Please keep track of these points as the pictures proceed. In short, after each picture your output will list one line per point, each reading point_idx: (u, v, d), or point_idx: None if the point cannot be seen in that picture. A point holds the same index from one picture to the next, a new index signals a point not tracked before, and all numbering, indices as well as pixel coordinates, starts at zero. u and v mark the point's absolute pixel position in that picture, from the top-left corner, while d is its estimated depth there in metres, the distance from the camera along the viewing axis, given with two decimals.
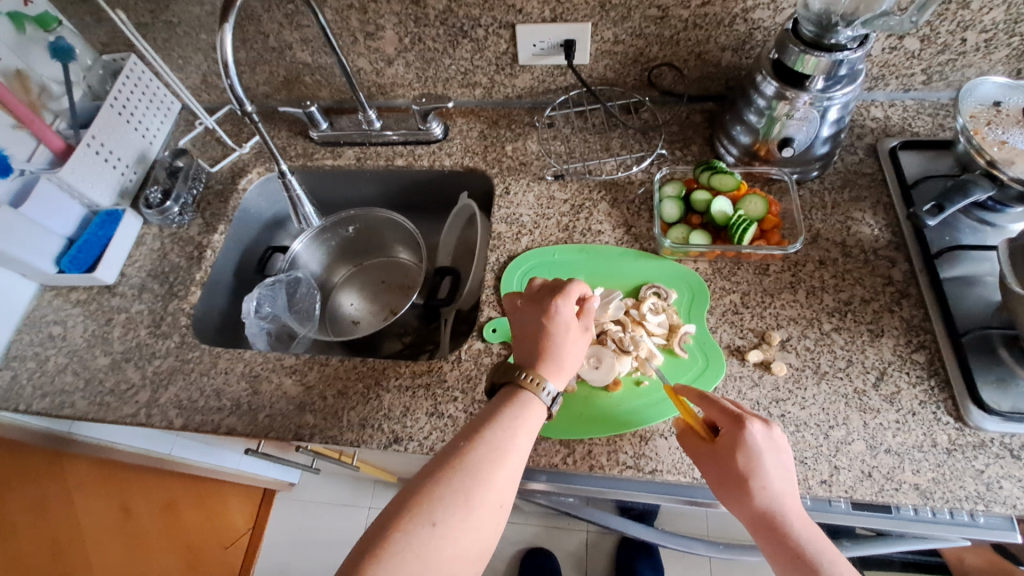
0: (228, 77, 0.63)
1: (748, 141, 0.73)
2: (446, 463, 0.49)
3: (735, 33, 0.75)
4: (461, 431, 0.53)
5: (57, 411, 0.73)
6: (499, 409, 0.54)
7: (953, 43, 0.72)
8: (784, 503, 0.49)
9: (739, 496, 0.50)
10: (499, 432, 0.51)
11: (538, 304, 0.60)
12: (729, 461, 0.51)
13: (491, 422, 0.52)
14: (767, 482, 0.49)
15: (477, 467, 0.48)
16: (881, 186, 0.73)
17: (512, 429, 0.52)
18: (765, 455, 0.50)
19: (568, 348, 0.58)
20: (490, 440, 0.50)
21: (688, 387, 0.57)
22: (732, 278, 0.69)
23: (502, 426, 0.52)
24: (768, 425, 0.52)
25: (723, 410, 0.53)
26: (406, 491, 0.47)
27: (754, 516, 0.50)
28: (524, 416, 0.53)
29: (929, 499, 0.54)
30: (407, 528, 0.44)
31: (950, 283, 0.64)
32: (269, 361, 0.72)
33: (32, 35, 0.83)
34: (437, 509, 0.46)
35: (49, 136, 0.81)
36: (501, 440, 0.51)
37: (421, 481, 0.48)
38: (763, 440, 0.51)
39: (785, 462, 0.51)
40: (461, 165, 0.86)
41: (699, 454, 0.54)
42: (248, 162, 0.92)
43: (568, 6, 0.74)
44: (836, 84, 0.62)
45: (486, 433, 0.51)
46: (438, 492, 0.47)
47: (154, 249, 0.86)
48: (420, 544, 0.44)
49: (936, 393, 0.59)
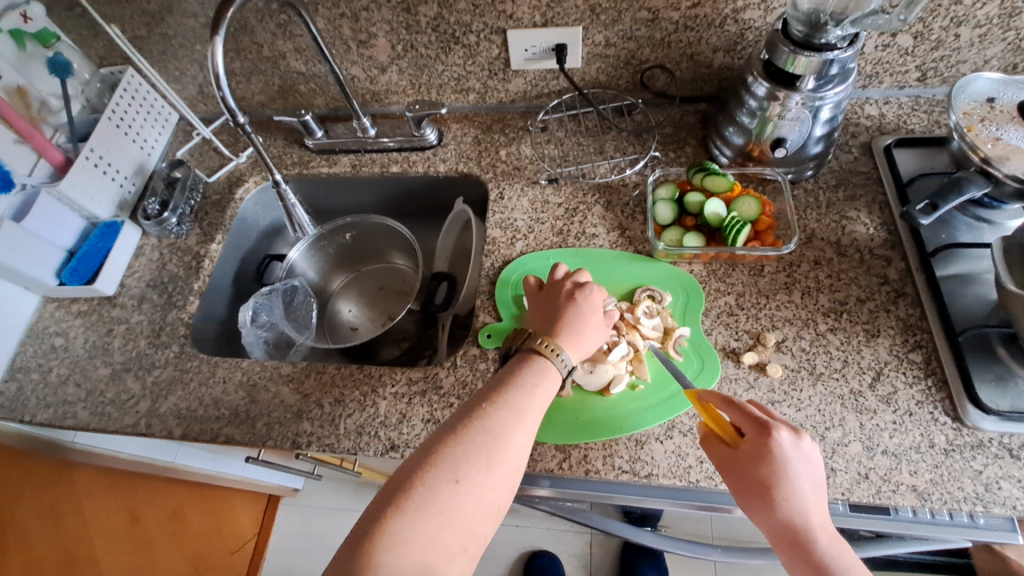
0: (220, 89, 0.64)
1: (741, 142, 0.73)
2: (463, 424, 0.49)
3: (726, 34, 0.75)
4: (476, 394, 0.53)
5: (59, 422, 0.74)
6: (514, 374, 0.54)
7: (947, 39, 0.71)
8: (809, 511, 0.48)
9: (763, 508, 0.49)
10: (519, 395, 0.52)
11: (566, 287, 0.63)
12: (755, 469, 0.50)
13: (510, 387, 0.52)
14: (792, 494, 0.48)
15: (496, 428, 0.49)
16: (876, 185, 0.72)
17: (529, 394, 0.52)
18: (792, 465, 0.49)
19: (591, 330, 0.59)
20: (508, 404, 0.51)
21: (713, 392, 0.55)
22: (727, 280, 0.68)
23: (520, 391, 0.52)
24: (797, 434, 0.51)
25: (749, 416, 0.52)
26: (425, 449, 0.48)
27: (777, 529, 0.49)
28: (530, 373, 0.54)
29: (927, 500, 0.53)
30: (430, 483, 0.44)
31: (946, 282, 0.63)
32: (267, 370, 0.72)
33: (32, 52, 0.84)
34: (457, 465, 0.46)
35: (50, 150, 0.82)
36: (520, 403, 0.51)
37: (439, 439, 0.48)
38: (791, 449, 0.50)
39: (813, 472, 0.50)
40: (456, 171, 0.86)
41: (722, 460, 0.52)
42: (245, 171, 0.93)
43: (559, 11, 0.74)
44: (827, 84, 0.62)
45: (505, 397, 0.51)
46: (460, 449, 0.47)
47: (153, 259, 0.86)
48: (442, 499, 0.44)
49: (933, 393, 0.58)
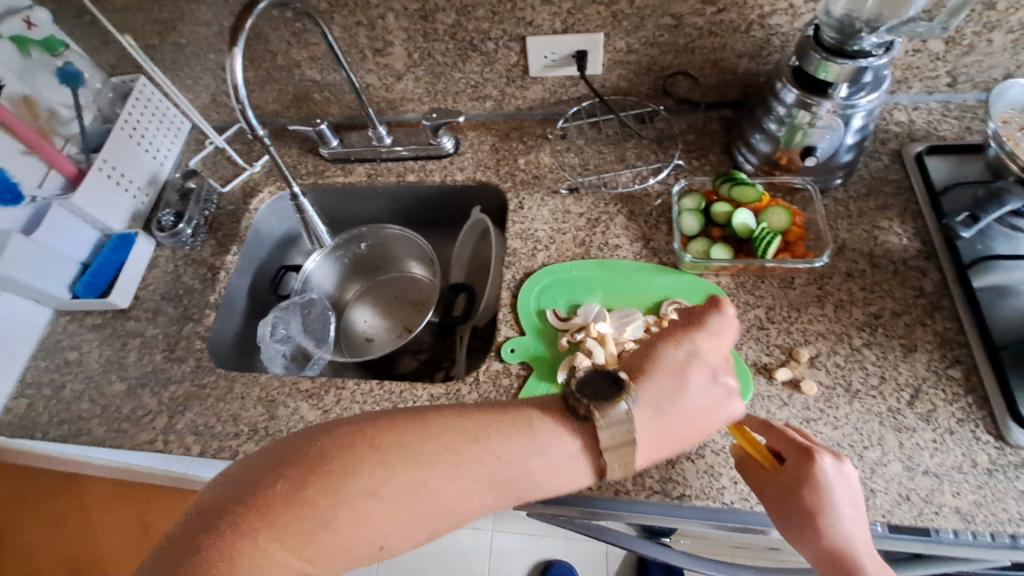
0: (238, 101, 0.63)
1: (768, 150, 0.71)
2: (429, 483, 0.39)
3: (752, 39, 0.73)
4: (465, 438, 0.41)
5: (73, 439, 0.73)
6: (517, 449, 0.42)
7: (979, 44, 0.70)
8: (851, 538, 0.47)
9: (807, 536, 0.48)
10: (507, 483, 0.42)
11: (726, 389, 0.47)
12: (799, 498, 0.48)
13: (508, 470, 0.41)
14: (837, 521, 0.47)
15: (454, 512, 0.41)
16: (907, 193, 0.71)
17: (516, 485, 0.42)
18: (836, 491, 0.48)
19: (682, 437, 0.46)
20: (486, 485, 0.41)
21: (750, 415, 0.54)
22: (756, 292, 0.67)
23: (513, 480, 0.42)
24: (839, 460, 0.49)
25: (791, 440, 0.51)
26: (372, 475, 0.38)
27: (821, 556, 0.48)
28: (535, 450, 0.42)
29: (971, 522, 0.52)
30: (352, 526, 0.37)
31: (984, 294, 0.62)
32: (286, 385, 0.71)
33: (39, 59, 0.83)
34: (390, 525, 0.38)
35: (60, 161, 0.82)
36: (499, 493, 0.42)
37: (393, 475, 0.39)
38: (835, 476, 0.48)
39: (856, 498, 0.48)
40: (473, 180, 0.84)
41: (762, 487, 0.51)
42: (260, 181, 0.92)
43: (580, 17, 0.73)
44: (859, 91, 0.60)
45: (491, 479, 0.41)
46: (405, 518, 0.39)
47: (167, 271, 0.85)
48: (352, 554, 0.38)
49: (974, 411, 0.57)
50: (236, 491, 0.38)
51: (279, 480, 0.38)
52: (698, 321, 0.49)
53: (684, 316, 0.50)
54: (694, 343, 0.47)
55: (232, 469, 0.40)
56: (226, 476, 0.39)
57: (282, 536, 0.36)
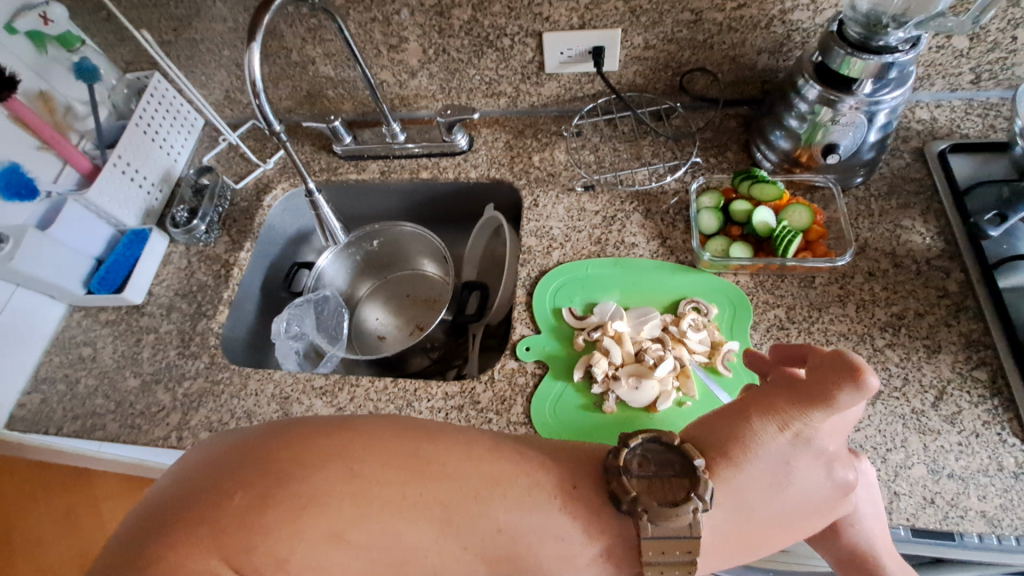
0: (256, 96, 0.62)
1: (788, 147, 0.70)
2: (406, 536, 0.35)
3: (773, 36, 0.72)
4: (464, 496, 0.37)
5: (88, 434, 0.73)
6: (521, 519, 0.37)
7: (1004, 41, 0.68)
8: (872, 537, 0.46)
9: (827, 536, 0.46)
10: (493, 551, 0.37)
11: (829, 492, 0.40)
12: None
13: (500, 535, 0.37)
14: (856, 520, 0.45)
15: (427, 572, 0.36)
16: (930, 192, 0.69)
17: (503, 554, 0.37)
18: (855, 494, 0.45)
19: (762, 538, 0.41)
20: (476, 554, 0.37)
21: None
22: (776, 291, 0.66)
23: (501, 549, 0.37)
24: (860, 458, 0.47)
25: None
26: (346, 515, 0.34)
27: (840, 554, 0.46)
28: (547, 527, 0.38)
29: (997, 527, 0.51)
30: (311, 568, 0.33)
31: (1010, 294, 0.60)
32: (300, 382, 0.71)
33: (54, 55, 0.83)
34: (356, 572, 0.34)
35: (77, 157, 0.82)
36: (484, 561, 0.37)
37: (372, 520, 0.35)
38: (855, 474, 0.46)
39: (868, 491, 0.46)
40: (488, 177, 0.84)
41: None
42: (273, 178, 0.91)
43: (598, 12, 0.72)
44: (884, 87, 0.59)
45: (479, 544, 0.37)
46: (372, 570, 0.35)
47: (181, 268, 0.85)
48: None
49: (1000, 413, 0.56)
50: (192, 491, 0.34)
51: (242, 491, 0.34)
52: (823, 399, 0.37)
53: (806, 380, 0.38)
54: (809, 427, 0.38)
55: (196, 461, 0.36)
56: (185, 470, 0.36)
57: (231, 562, 0.32)
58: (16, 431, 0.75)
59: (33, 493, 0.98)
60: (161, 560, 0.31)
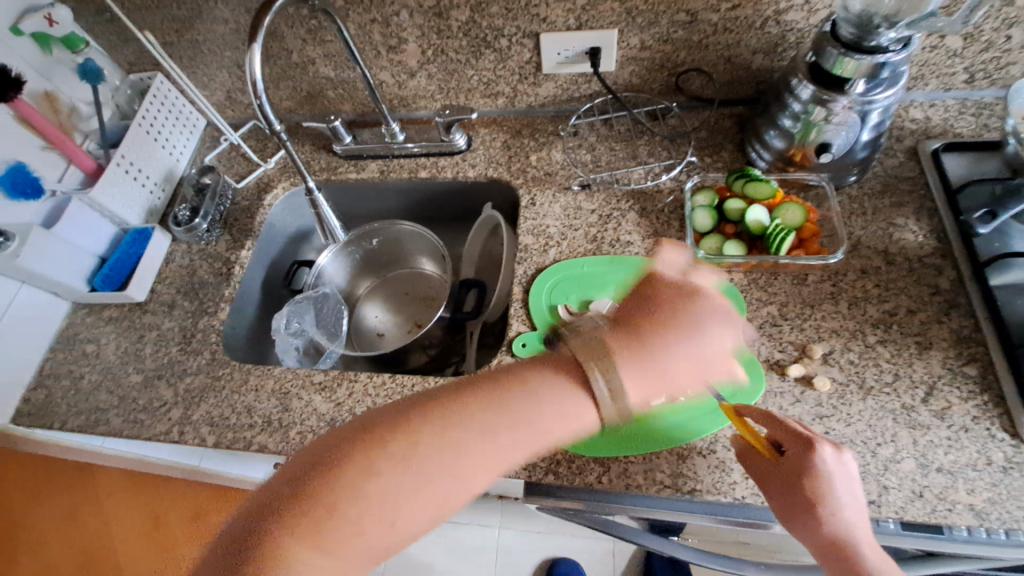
0: (256, 97, 0.63)
1: (782, 146, 0.71)
2: (438, 436, 0.43)
3: (767, 36, 0.73)
4: (473, 419, 0.44)
5: (91, 428, 0.74)
6: (522, 410, 0.45)
7: (997, 41, 0.69)
8: (852, 527, 0.48)
9: (807, 521, 0.49)
10: (512, 417, 0.45)
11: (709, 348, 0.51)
12: (799, 485, 0.49)
13: (505, 403, 0.45)
14: (837, 508, 0.49)
15: (469, 452, 0.43)
16: (923, 190, 0.70)
17: (524, 421, 0.45)
18: (835, 480, 0.49)
19: (660, 372, 0.48)
20: (497, 428, 0.44)
21: (756, 406, 0.54)
22: (769, 288, 0.67)
23: (515, 414, 0.45)
24: (839, 451, 0.51)
25: (793, 431, 0.52)
26: (385, 441, 0.42)
27: (820, 543, 0.49)
28: (538, 414, 0.45)
29: (985, 520, 0.51)
30: (379, 490, 0.41)
31: (1001, 291, 0.61)
32: (299, 378, 0.72)
33: (59, 57, 0.85)
34: (416, 507, 0.41)
35: (81, 157, 0.83)
36: (507, 426, 0.45)
37: (407, 462, 0.42)
38: (834, 466, 0.50)
39: (854, 487, 0.50)
40: (485, 176, 0.85)
41: (764, 475, 0.52)
42: (274, 177, 0.93)
43: (594, 13, 0.73)
44: (877, 87, 0.60)
45: (494, 417, 0.44)
46: (422, 469, 0.42)
47: (183, 265, 0.87)
48: (387, 516, 0.40)
49: (990, 408, 0.56)
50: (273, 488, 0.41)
51: (308, 467, 0.42)
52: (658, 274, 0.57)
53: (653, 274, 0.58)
54: (655, 287, 0.56)
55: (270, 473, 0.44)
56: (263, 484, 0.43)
57: (315, 509, 0.39)
58: (22, 426, 0.76)
59: (37, 491, 1.01)
60: (266, 537, 0.38)
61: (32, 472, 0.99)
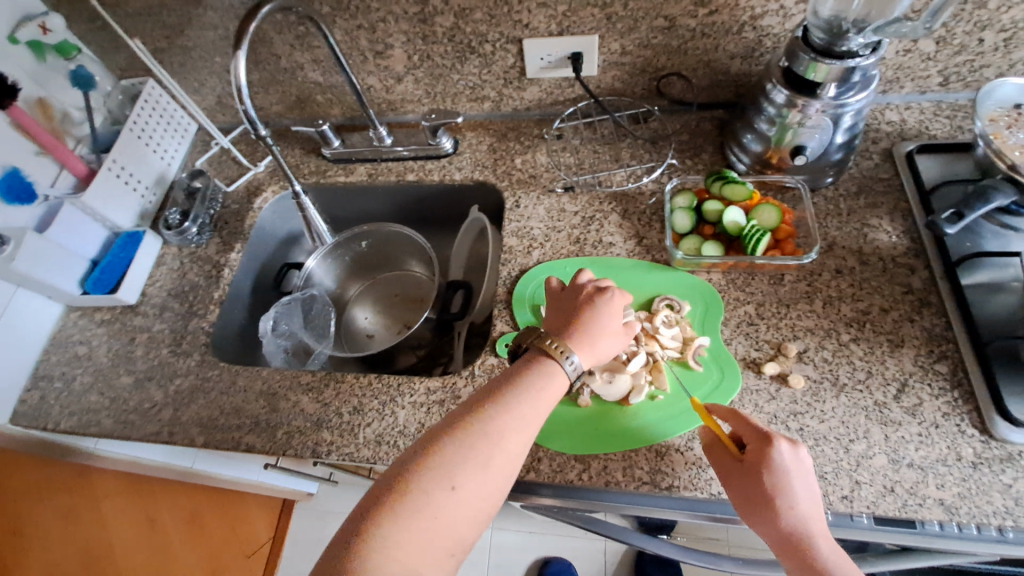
0: (241, 102, 0.65)
1: (759, 149, 0.72)
2: (466, 424, 0.49)
3: (744, 41, 0.74)
4: (501, 411, 0.50)
5: (83, 429, 0.75)
6: (530, 388, 0.53)
7: (970, 44, 0.70)
8: (808, 521, 0.50)
9: (766, 517, 0.50)
10: (523, 399, 0.52)
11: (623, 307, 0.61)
12: (755, 479, 0.51)
13: (515, 390, 0.52)
14: (794, 504, 0.50)
15: (497, 433, 0.49)
16: (898, 192, 0.72)
17: (533, 399, 0.52)
18: (792, 475, 0.50)
19: (606, 333, 0.58)
20: (513, 409, 0.50)
21: (719, 404, 0.57)
22: (746, 288, 0.68)
23: (524, 395, 0.52)
24: (796, 446, 0.52)
25: (752, 427, 0.54)
26: (423, 445, 0.48)
27: (778, 538, 0.50)
28: (546, 389, 0.53)
29: (955, 515, 0.52)
30: (426, 483, 0.45)
31: (972, 290, 0.62)
32: (287, 379, 0.73)
33: (53, 64, 0.86)
34: (477, 498, 0.46)
35: (72, 162, 0.84)
36: (521, 405, 0.51)
37: (461, 460, 0.46)
38: (791, 460, 0.51)
39: (811, 483, 0.51)
40: (471, 179, 0.86)
41: (725, 470, 0.54)
42: (264, 181, 0.94)
43: (575, 19, 0.74)
44: (849, 91, 0.61)
45: (509, 401, 0.51)
46: (459, 454, 0.47)
47: (174, 269, 0.88)
48: (436, 505, 0.44)
49: (960, 405, 0.58)
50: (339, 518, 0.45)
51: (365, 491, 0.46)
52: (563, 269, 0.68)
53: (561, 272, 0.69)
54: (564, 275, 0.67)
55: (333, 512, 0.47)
56: None
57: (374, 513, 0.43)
58: (18, 426, 0.77)
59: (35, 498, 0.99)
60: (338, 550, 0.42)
61: (24, 489, 0.95)
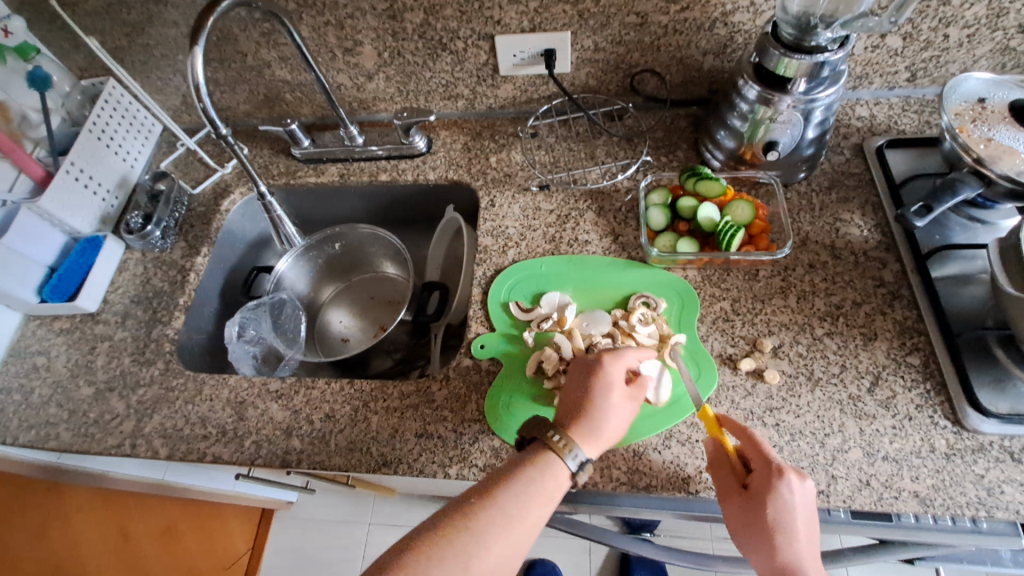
0: (200, 100, 0.62)
1: (732, 146, 0.72)
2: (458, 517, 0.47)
3: (716, 37, 0.74)
4: (494, 508, 0.48)
5: (41, 444, 0.71)
6: (528, 482, 0.50)
7: (936, 40, 0.71)
8: (801, 555, 0.50)
9: (762, 545, 0.51)
10: (520, 497, 0.49)
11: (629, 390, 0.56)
12: (758, 509, 0.51)
13: (514, 486, 0.50)
14: (793, 537, 0.50)
15: (487, 532, 0.46)
16: (868, 186, 0.72)
17: (530, 497, 0.49)
18: (796, 509, 0.50)
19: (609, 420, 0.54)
20: (506, 505, 0.48)
21: (730, 418, 0.56)
22: (721, 285, 0.68)
23: (523, 491, 0.49)
24: (803, 478, 0.51)
25: (762, 454, 0.53)
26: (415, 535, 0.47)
27: (769, 566, 0.51)
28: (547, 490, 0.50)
29: (929, 506, 0.52)
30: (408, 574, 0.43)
31: (942, 283, 0.63)
32: (255, 387, 0.70)
33: (13, 66, 0.82)
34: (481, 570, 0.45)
35: (29, 164, 0.80)
36: (516, 504, 0.48)
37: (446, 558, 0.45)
38: (798, 494, 0.50)
39: (811, 522, 0.51)
40: (446, 178, 0.85)
41: (726, 490, 0.53)
42: (231, 182, 0.91)
43: (546, 16, 0.74)
44: (818, 86, 0.61)
45: (504, 496, 0.49)
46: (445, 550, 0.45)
47: (137, 274, 0.85)
48: None
49: (932, 397, 0.58)
50: None
51: None
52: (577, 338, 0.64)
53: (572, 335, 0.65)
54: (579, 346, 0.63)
55: None
56: None
57: None
58: None
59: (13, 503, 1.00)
60: None
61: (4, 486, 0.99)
